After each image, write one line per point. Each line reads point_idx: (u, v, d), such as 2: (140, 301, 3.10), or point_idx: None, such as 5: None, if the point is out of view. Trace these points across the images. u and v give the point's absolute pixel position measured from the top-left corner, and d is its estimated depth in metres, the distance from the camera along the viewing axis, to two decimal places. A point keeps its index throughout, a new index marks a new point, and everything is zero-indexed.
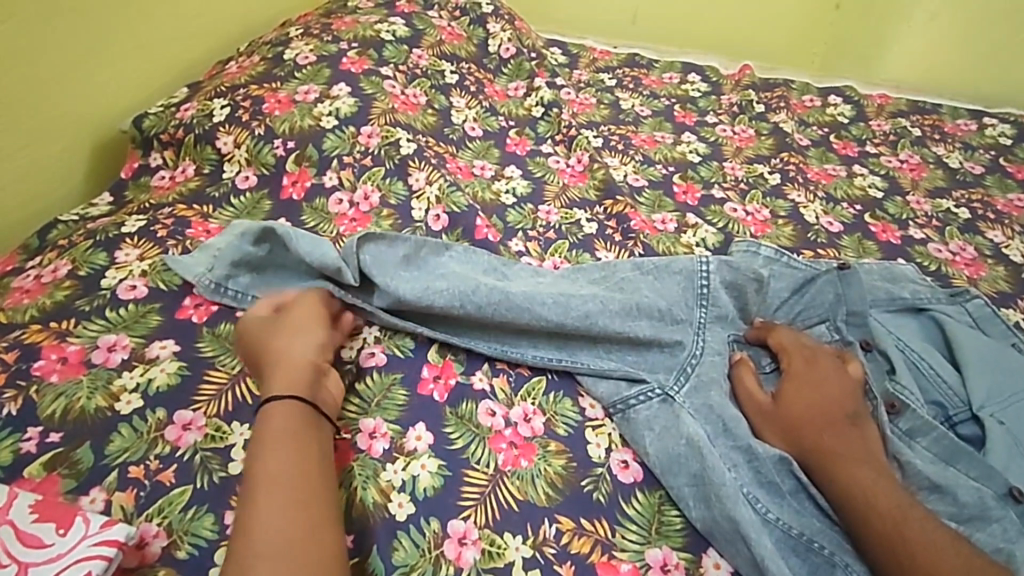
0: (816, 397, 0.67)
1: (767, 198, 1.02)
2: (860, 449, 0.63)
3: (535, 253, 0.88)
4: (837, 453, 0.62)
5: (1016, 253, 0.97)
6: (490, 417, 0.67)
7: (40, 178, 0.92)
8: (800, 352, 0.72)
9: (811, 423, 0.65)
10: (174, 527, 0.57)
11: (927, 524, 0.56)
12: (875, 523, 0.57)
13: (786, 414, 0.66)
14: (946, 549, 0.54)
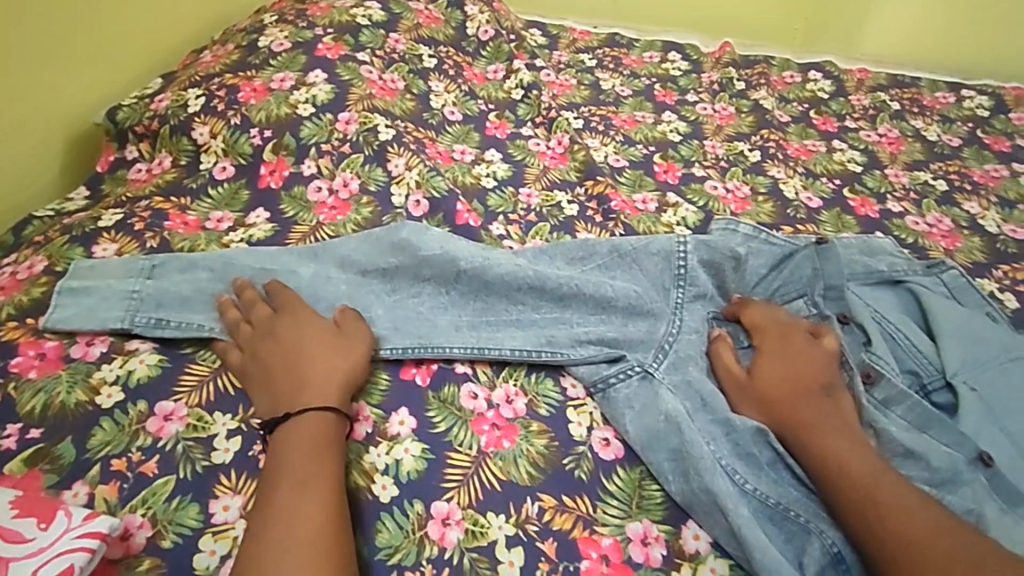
0: (793, 372, 0.68)
1: (747, 175, 1.02)
2: (841, 425, 0.63)
3: (516, 237, 0.88)
4: (819, 427, 0.63)
5: (992, 224, 0.97)
6: (473, 399, 0.68)
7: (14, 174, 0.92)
8: (764, 333, 0.72)
9: (793, 397, 0.66)
10: (158, 518, 0.57)
11: (906, 497, 0.57)
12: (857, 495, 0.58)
13: (765, 390, 0.67)
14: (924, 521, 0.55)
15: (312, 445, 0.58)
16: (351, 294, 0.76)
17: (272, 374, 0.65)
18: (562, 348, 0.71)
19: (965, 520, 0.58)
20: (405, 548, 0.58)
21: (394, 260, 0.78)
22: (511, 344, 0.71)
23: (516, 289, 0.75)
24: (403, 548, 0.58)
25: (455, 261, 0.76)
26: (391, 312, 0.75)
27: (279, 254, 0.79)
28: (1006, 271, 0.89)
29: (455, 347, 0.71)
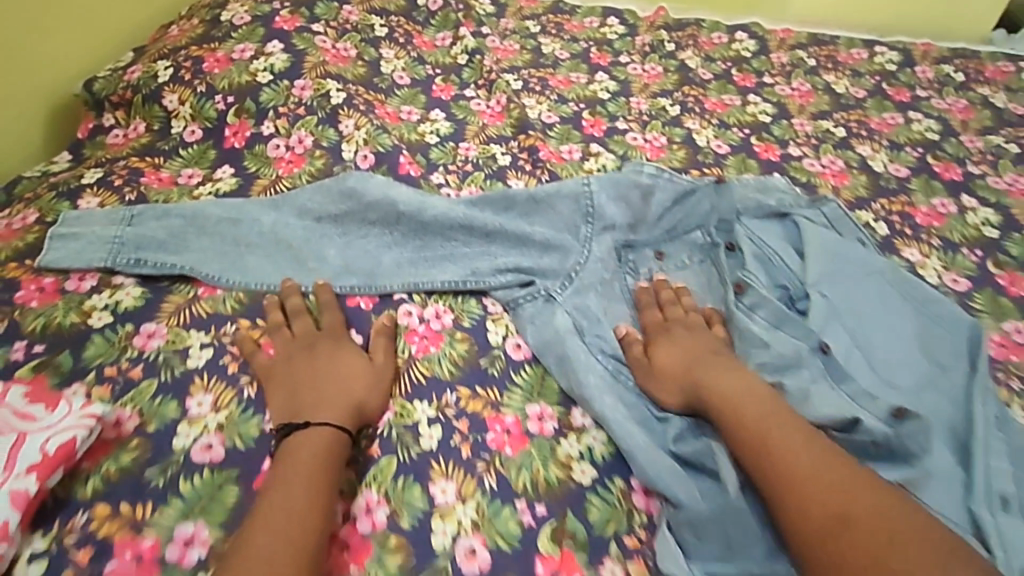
0: (692, 355, 0.73)
1: (666, 127, 1.14)
2: (749, 392, 0.68)
3: (453, 184, 1.00)
4: (728, 398, 0.68)
5: (879, 165, 1.09)
6: (407, 315, 0.81)
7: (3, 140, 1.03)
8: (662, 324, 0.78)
9: (696, 371, 0.71)
10: (144, 410, 0.69)
11: (803, 452, 0.61)
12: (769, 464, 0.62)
13: (668, 374, 0.73)
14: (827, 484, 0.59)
15: (317, 462, 0.63)
16: (306, 236, 0.88)
17: (297, 384, 0.71)
18: (485, 278, 0.83)
19: (799, 394, 0.71)
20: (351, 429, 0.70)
21: (341, 207, 0.89)
22: (442, 276, 0.84)
23: (447, 228, 0.87)
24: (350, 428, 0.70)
25: (394, 205, 0.87)
26: (341, 253, 0.87)
27: (243, 204, 0.90)
28: (883, 204, 1.02)
29: (395, 284, 0.83)
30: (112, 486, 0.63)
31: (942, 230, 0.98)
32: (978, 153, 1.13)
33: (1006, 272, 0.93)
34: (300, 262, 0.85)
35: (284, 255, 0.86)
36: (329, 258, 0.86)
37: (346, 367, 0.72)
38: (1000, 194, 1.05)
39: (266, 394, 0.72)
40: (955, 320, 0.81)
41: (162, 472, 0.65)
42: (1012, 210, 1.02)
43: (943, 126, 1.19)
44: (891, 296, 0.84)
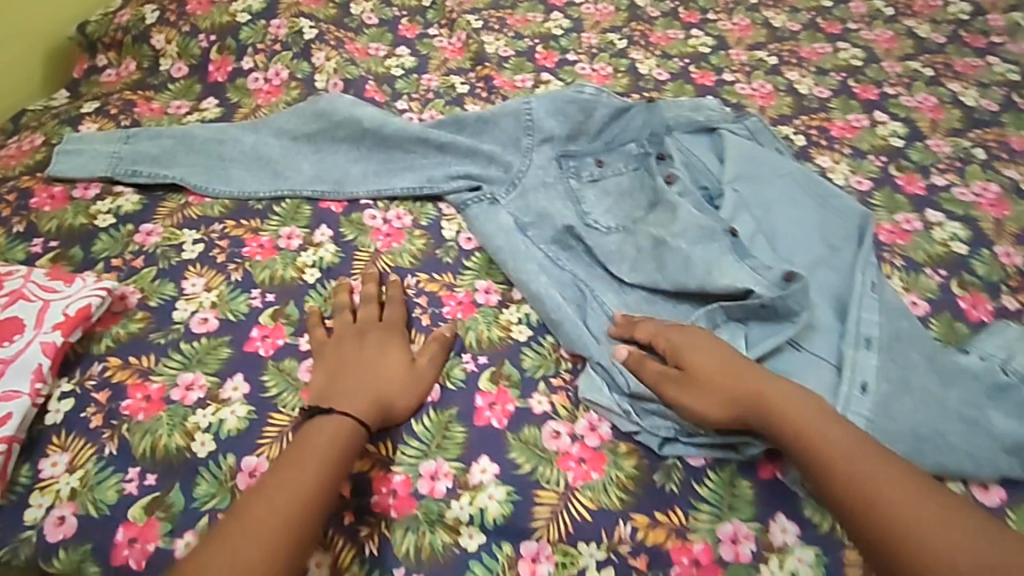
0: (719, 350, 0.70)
1: (612, 59, 1.24)
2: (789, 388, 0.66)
3: (415, 109, 1.11)
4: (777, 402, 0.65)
5: (805, 88, 1.20)
6: (372, 217, 0.92)
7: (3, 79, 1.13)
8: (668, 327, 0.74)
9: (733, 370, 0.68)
10: (145, 289, 0.81)
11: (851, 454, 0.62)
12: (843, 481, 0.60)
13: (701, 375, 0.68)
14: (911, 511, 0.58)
15: (332, 434, 0.65)
16: (283, 151, 0.99)
17: (337, 360, 0.73)
18: (439, 183, 0.94)
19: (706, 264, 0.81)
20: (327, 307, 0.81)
21: (313, 127, 1.00)
22: (402, 183, 0.95)
23: (406, 141, 0.97)
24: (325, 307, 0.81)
25: (359, 121, 0.98)
26: (313, 165, 0.98)
27: (227, 127, 1.00)
28: (804, 120, 1.13)
29: (360, 191, 0.95)
30: (122, 345, 0.75)
31: (853, 141, 1.10)
32: (895, 76, 1.24)
33: (905, 173, 1.04)
34: (277, 174, 0.96)
35: (261, 168, 0.97)
36: (302, 170, 0.97)
37: (389, 358, 0.73)
38: (910, 110, 1.16)
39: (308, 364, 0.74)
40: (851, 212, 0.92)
41: (164, 335, 0.76)
42: (919, 123, 1.14)
43: (867, 54, 1.29)
44: (798, 194, 0.94)
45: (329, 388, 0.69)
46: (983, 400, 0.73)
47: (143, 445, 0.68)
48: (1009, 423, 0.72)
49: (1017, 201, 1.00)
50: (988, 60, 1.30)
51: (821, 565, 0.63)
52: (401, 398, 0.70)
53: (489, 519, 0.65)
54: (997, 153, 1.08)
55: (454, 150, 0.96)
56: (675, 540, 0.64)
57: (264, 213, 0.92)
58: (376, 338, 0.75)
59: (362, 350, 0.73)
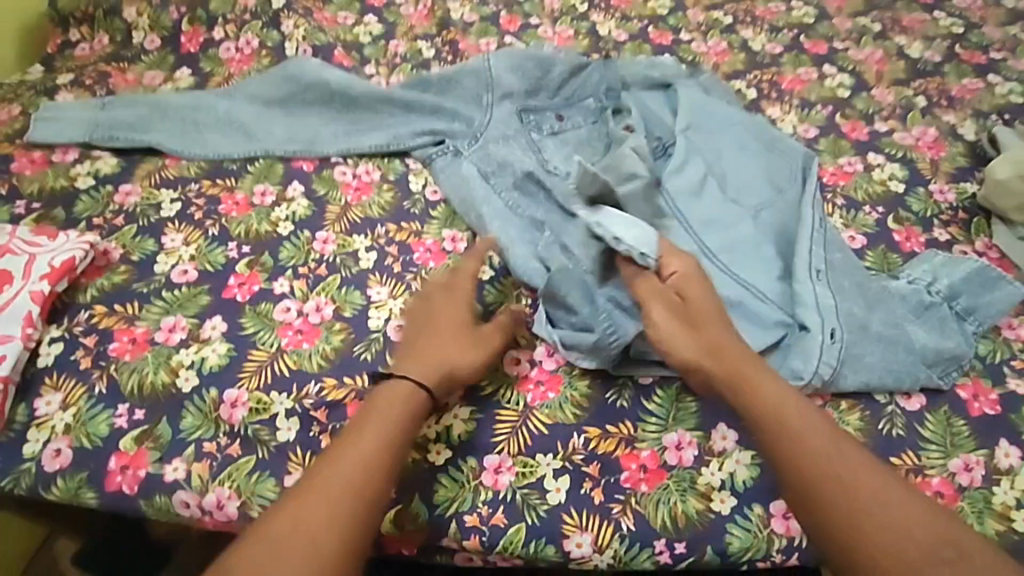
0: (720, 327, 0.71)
1: (574, 22, 1.29)
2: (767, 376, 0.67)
3: (383, 74, 1.16)
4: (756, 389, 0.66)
5: (758, 45, 1.26)
6: (343, 173, 0.97)
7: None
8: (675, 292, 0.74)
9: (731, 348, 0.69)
10: (127, 244, 0.85)
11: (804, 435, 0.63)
12: (839, 501, 0.58)
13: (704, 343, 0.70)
14: (948, 545, 0.55)
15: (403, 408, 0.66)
16: (255, 115, 1.03)
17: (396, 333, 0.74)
18: (405, 140, 0.99)
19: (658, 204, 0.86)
20: (300, 255, 0.86)
21: (284, 91, 1.04)
22: (370, 141, 0.99)
23: (373, 102, 1.02)
24: (299, 255, 0.86)
25: (327, 83, 1.02)
26: (284, 127, 1.02)
27: (200, 94, 1.04)
28: (756, 75, 1.18)
29: (331, 150, 0.99)
30: (107, 294, 0.80)
31: (802, 93, 1.15)
32: (845, 32, 1.29)
33: (850, 121, 1.10)
34: (249, 136, 1.00)
35: (234, 131, 1.01)
36: (274, 132, 1.01)
37: (444, 321, 0.73)
38: (858, 63, 1.22)
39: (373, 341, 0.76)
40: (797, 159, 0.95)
41: (146, 285, 0.81)
42: (865, 75, 1.19)
43: (819, 12, 1.34)
44: (747, 140, 0.97)
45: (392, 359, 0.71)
46: (909, 316, 0.79)
47: (131, 382, 0.73)
48: (933, 336, 0.77)
49: (953, 143, 1.06)
50: (934, 14, 1.36)
51: (757, 465, 0.70)
52: (461, 358, 0.70)
53: (454, 436, 0.70)
54: (937, 100, 1.14)
55: (418, 109, 1.01)
56: (624, 448, 0.70)
57: (239, 173, 0.97)
58: (441, 301, 0.75)
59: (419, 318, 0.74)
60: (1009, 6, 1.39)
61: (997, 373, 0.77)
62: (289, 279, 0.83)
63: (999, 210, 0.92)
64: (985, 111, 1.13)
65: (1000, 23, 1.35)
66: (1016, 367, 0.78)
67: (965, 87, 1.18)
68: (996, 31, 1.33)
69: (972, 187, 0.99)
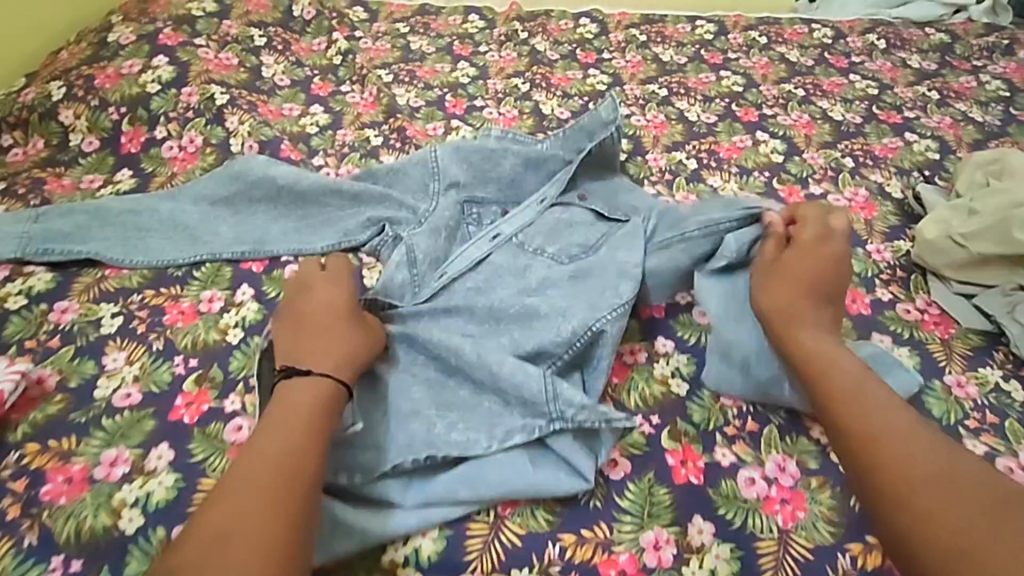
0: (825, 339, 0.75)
1: (517, 102, 1.34)
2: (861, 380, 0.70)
3: (332, 165, 1.16)
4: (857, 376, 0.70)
5: (694, 115, 1.32)
6: (294, 272, 0.95)
7: (16, 42, 1.27)
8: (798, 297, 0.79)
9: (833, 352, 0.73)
10: (63, 369, 0.80)
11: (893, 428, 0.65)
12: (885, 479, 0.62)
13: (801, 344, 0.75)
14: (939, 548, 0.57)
15: (304, 409, 0.66)
16: (201, 218, 1.01)
17: (307, 321, 0.76)
18: (356, 237, 0.98)
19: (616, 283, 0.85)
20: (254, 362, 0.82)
21: (230, 190, 1.03)
22: (321, 242, 0.98)
23: (323, 198, 1.02)
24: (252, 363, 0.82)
25: (273, 181, 1.02)
26: (231, 227, 1.00)
27: (142, 199, 1.01)
28: (694, 145, 1.24)
29: (281, 250, 0.97)
30: (39, 429, 0.74)
31: (739, 160, 1.21)
32: (772, 98, 1.38)
33: (787, 186, 1.15)
34: (194, 239, 0.98)
35: (180, 235, 0.98)
36: (222, 233, 0.99)
37: (334, 316, 0.76)
38: (787, 128, 1.29)
39: (327, 333, 0.74)
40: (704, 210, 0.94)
41: (84, 413, 0.76)
42: (795, 139, 1.26)
43: (746, 80, 1.44)
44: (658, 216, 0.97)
45: (316, 353, 0.72)
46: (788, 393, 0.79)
47: (67, 529, 0.67)
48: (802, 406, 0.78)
49: (884, 203, 1.12)
50: (851, 78, 1.47)
51: (737, 558, 0.68)
52: (351, 339, 0.74)
53: (423, 557, 0.67)
54: (863, 160, 1.22)
55: (368, 202, 1.01)
56: (602, 554, 0.68)
57: (184, 279, 0.93)
58: (315, 304, 0.78)
59: (319, 317, 0.76)
60: (914, 67, 1.52)
61: (956, 434, 0.78)
62: (240, 393, 0.79)
63: (931, 264, 0.94)
64: (907, 168, 1.20)
65: (910, 83, 1.47)
66: (971, 427, 0.79)
67: (887, 145, 1.26)
68: (907, 90, 1.44)
69: (905, 245, 1.03)
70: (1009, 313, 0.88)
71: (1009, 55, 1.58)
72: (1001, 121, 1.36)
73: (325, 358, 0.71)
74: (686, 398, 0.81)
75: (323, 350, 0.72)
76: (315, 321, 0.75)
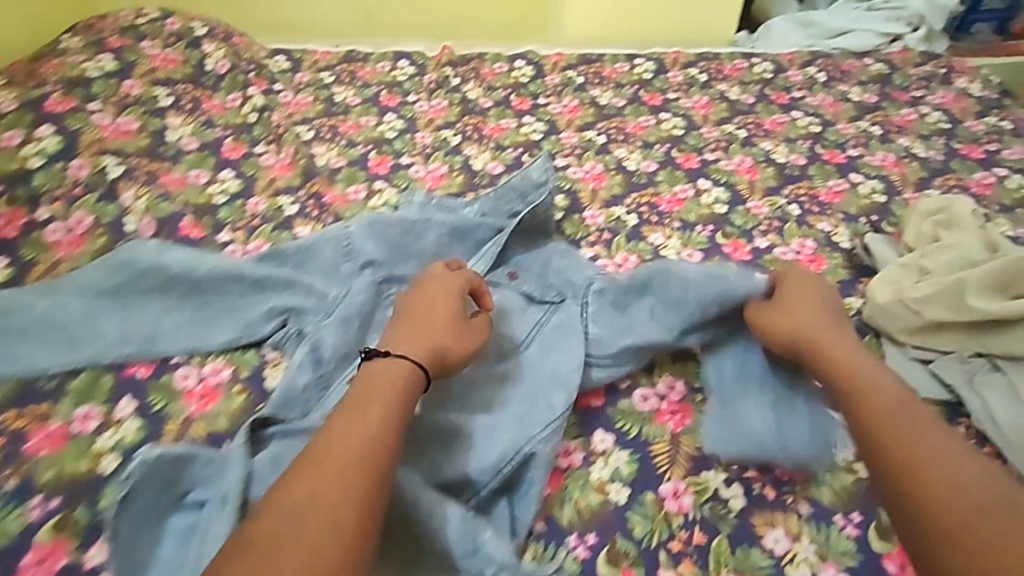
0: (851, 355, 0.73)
1: (447, 157, 1.26)
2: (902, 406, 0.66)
3: (240, 240, 1.06)
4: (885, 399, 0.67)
5: (633, 164, 1.26)
6: (186, 376, 0.84)
7: None
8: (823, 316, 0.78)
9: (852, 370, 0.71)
10: None
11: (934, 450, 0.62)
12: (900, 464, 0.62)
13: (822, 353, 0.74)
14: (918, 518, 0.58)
15: (392, 390, 0.68)
16: (82, 315, 0.88)
17: (418, 306, 0.78)
18: (259, 329, 0.87)
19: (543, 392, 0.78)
20: None
21: (117, 279, 0.91)
22: (219, 337, 0.87)
23: (224, 285, 0.91)
24: None
25: (165, 269, 0.90)
26: (117, 324, 0.88)
27: (11, 295, 0.89)
28: (634, 198, 1.17)
29: (173, 349, 0.86)
30: None
31: (681, 213, 1.14)
32: (713, 141, 1.33)
33: (732, 240, 1.09)
34: (72, 342, 0.86)
35: (55, 337, 0.86)
36: (105, 332, 0.86)
37: (444, 307, 0.78)
38: (730, 174, 1.24)
39: (434, 323, 0.76)
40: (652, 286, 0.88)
41: None
42: (738, 186, 1.21)
43: (687, 122, 1.38)
44: (599, 285, 0.90)
45: (416, 341, 0.74)
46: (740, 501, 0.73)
47: None
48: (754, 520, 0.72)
49: (832, 253, 1.06)
50: (792, 115, 1.43)
51: None
52: (452, 335, 0.76)
53: None
54: (808, 207, 1.16)
55: (274, 288, 0.91)
56: None
57: (54, 393, 0.81)
58: (431, 291, 0.80)
59: (431, 304, 0.78)
60: (855, 101, 1.49)
61: None
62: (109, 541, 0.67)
63: (882, 327, 0.88)
64: (853, 213, 1.15)
65: (851, 118, 1.43)
66: None
67: (832, 189, 1.21)
68: (849, 126, 1.40)
69: (857, 303, 0.97)
70: (969, 382, 0.82)
71: (947, 83, 1.57)
72: (944, 155, 1.33)
73: (423, 347, 0.73)
74: (626, 507, 0.72)
75: (421, 340, 0.74)
76: (426, 308, 0.78)
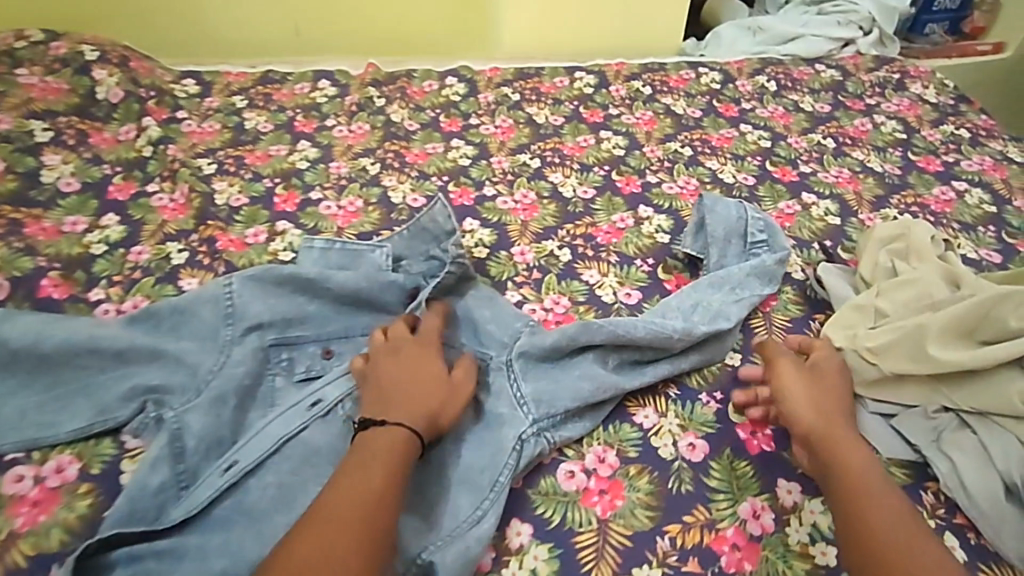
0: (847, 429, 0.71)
1: (363, 189, 1.14)
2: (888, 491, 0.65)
3: (115, 297, 0.93)
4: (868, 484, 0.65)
5: (569, 190, 1.15)
6: (18, 478, 0.70)
7: None
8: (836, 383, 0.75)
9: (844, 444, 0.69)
10: None
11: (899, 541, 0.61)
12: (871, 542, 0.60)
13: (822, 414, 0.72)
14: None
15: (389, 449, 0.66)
16: None
17: (402, 369, 0.75)
18: (118, 415, 0.74)
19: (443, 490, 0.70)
20: None
21: None
22: (68, 424, 0.74)
23: (79, 358, 0.77)
24: None
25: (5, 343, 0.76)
26: None
27: None
28: (568, 230, 1.07)
29: (10, 444, 0.72)
30: None
31: (619, 246, 1.04)
32: (656, 162, 1.23)
33: (673, 275, 1.00)
34: None
35: None
36: None
37: (429, 367, 0.76)
38: (673, 199, 1.14)
39: (424, 383, 0.74)
40: (582, 345, 0.81)
41: None
42: (682, 212, 1.11)
43: (629, 141, 1.28)
44: (520, 344, 0.81)
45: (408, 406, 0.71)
46: None
47: None
48: None
49: (784, 286, 0.97)
50: (741, 129, 1.33)
51: None
52: (445, 393, 0.74)
53: None
54: None
55: (140, 362, 0.78)
56: None
57: None
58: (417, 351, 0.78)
59: (419, 362, 0.76)
60: (807, 111, 1.40)
61: None
62: None
63: None
64: (806, 239, 1.06)
65: (803, 130, 1.34)
66: None
67: (783, 211, 1.12)
68: (801, 139, 1.31)
69: None
70: (935, 442, 0.73)
71: (902, 89, 1.49)
72: (901, 169, 1.24)
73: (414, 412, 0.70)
74: None
75: (412, 403, 0.71)
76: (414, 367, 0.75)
